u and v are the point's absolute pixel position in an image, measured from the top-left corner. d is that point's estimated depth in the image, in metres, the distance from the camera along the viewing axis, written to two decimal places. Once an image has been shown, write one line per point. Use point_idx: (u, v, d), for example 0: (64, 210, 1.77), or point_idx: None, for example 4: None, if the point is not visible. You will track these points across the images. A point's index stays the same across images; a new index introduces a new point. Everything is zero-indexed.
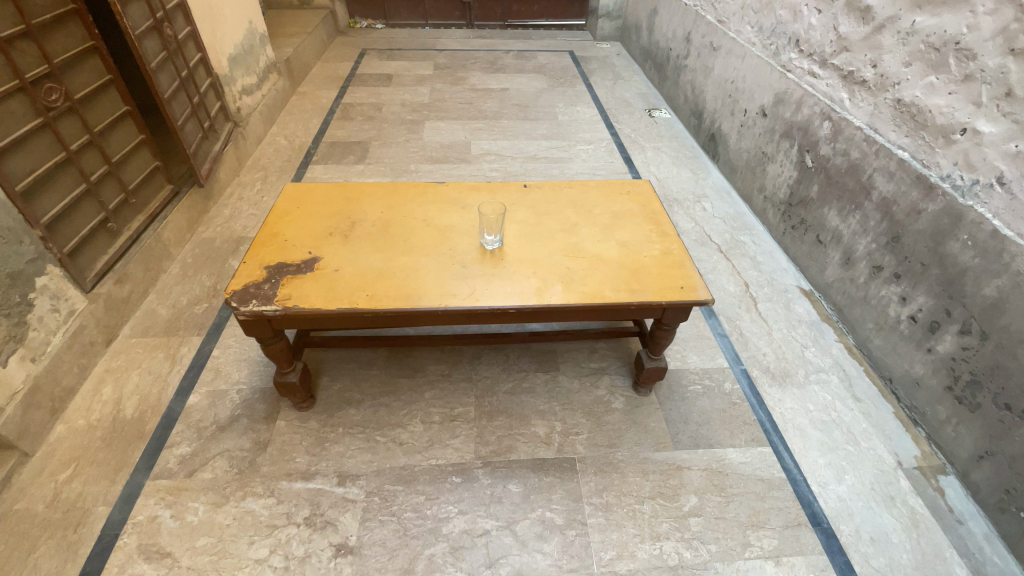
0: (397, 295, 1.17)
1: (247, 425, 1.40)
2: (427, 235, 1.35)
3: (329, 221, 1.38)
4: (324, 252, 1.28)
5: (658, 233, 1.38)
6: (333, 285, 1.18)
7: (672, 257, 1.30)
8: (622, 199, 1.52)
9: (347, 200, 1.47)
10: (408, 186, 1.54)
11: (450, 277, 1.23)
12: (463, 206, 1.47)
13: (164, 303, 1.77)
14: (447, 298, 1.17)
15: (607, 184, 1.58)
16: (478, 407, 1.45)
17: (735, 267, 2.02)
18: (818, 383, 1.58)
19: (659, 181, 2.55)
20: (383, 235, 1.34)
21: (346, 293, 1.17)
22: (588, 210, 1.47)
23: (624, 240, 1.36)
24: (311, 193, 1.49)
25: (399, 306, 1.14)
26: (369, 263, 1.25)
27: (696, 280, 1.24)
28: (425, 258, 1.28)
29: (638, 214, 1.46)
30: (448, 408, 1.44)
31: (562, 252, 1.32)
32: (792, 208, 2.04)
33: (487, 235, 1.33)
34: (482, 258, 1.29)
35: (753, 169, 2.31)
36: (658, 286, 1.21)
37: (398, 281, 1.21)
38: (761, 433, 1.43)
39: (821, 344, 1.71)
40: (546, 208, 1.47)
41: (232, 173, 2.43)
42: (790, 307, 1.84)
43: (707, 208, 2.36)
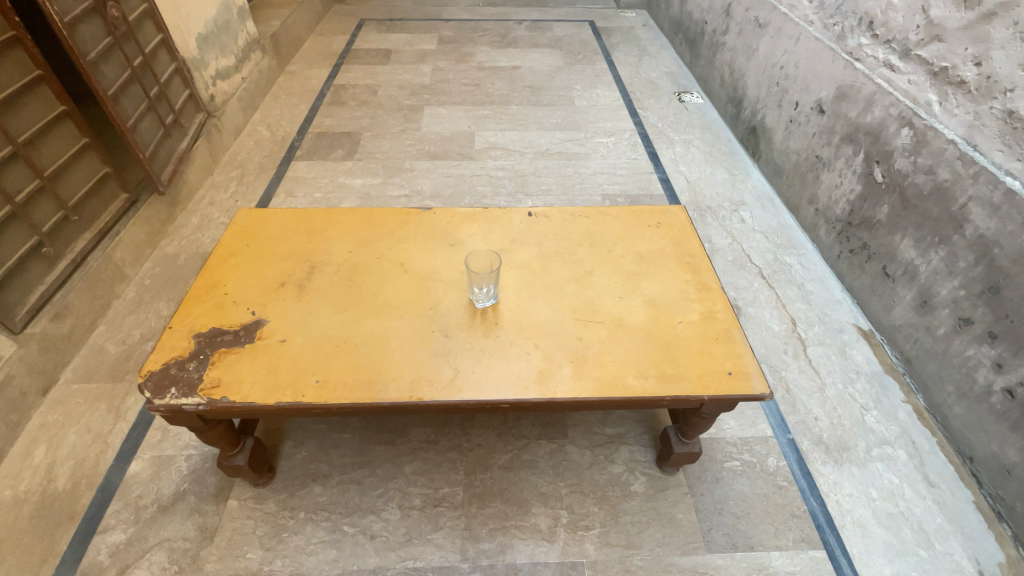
0: (357, 380, 0.90)
1: (193, 506, 1.19)
2: (404, 286, 1.08)
3: (285, 266, 1.12)
4: (272, 312, 1.01)
5: (697, 287, 1.09)
6: (274, 365, 0.92)
7: (717, 326, 1.01)
8: (651, 235, 1.21)
9: (311, 234, 1.19)
10: (386, 213, 1.26)
11: (427, 352, 0.95)
12: (452, 243, 1.18)
13: (114, 338, 1.54)
14: (422, 385, 0.90)
15: (632, 212, 1.28)
16: (467, 488, 1.21)
17: (780, 299, 1.72)
18: (883, 460, 1.30)
19: (690, 184, 2.21)
20: (349, 286, 1.07)
21: (290, 378, 0.91)
22: (607, 250, 1.18)
23: (654, 295, 1.06)
24: (268, 222, 1.22)
25: (359, 397, 0.88)
26: (326, 330, 0.98)
27: (747, 361, 0.95)
28: (399, 321, 1.00)
29: (670, 256, 1.16)
30: (432, 488, 1.21)
31: (573, 313, 1.03)
32: (852, 229, 1.71)
33: (477, 288, 1.04)
34: (470, 321, 1.01)
35: (804, 175, 1.97)
36: (698, 372, 0.93)
37: (360, 358, 0.94)
38: (813, 530, 1.17)
39: (884, 405, 1.42)
40: (555, 246, 1.18)
41: (204, 172, 2.17)
42: (846, 353, 1.55)
43: (746, 219, 2.04)
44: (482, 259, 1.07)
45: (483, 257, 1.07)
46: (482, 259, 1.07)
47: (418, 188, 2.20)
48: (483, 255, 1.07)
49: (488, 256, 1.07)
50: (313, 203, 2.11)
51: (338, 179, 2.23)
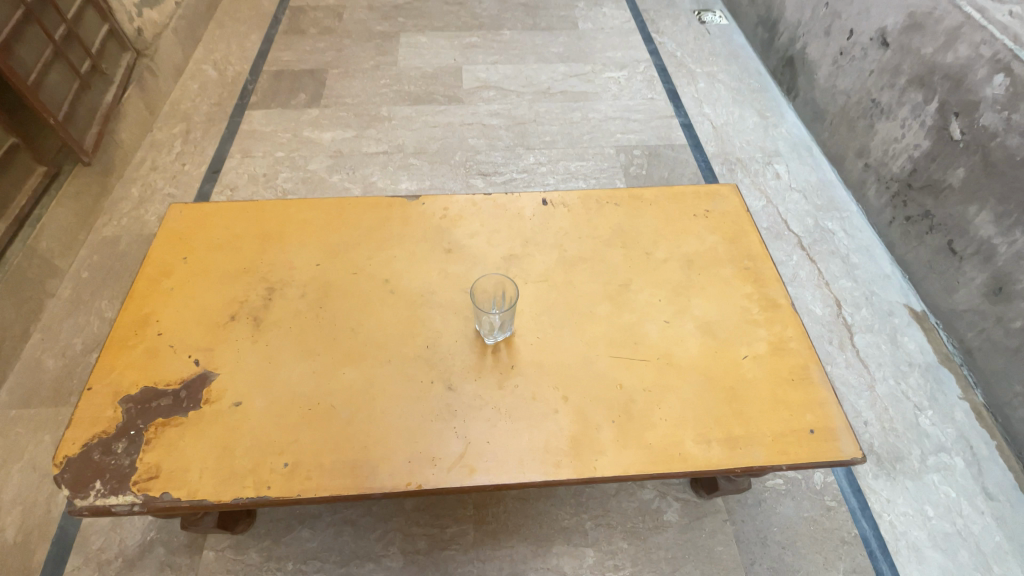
0: (338, 461, 0.70)
1: (164, 559, 1.03)
2: (390, 313, 0.84)
3: (235, 290, 0.87)
4: (223, 361, 0.79)
5: (761, 305, 0.86)
6: (228, 443, 0.71)
7: (789, 362, 0.80)
8: (698, 229, 0.97)
9: (267, 241, 0.93)
10: (361, 205, 0.98)
11: (425, 413, 0.74)
12: (449, 248, 0.93)
13: (52, 350, 1.31)
14: (422, 465, 0.70)
15: (673, 196, 1.01)
16: (478, 525, 1.06)
17: (822, 275, 1.51)
18: (939, 470, 1.16)
19: (715, 131, 1.91)
20: (320, 319, 0.83)
21: (250, 461, 0.70)
22: (645, 251, 0.93)
23: (709, 318, 0.84)
24: (211, 227, 0.96)
25: (341, 487, 0.68)
26: (294, 385, 0.76)
27: (831, 413, 0.75)
28: (387, 367, 0.78)
29: (725, 260, 0.92)
30: (438, 527, 1.06)
31: (608, 347, 0.81)
32: (912, 193, 1.47)
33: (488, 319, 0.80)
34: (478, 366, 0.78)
35: (854, 122, 1.68)
36: (771, 431, 0.73)
37: (339, 425, 0.72)
38: (865, 559, 1.04)
39: (940, 403, 1.26)
40: (580, 248, 0.93)
41: (139, 129, 1.81)
42: (897, 341, 1.37)
43: (782, 175, 1.77)
44: (489, 284, 0.82)
45: (488, 282, 0.82)
46: (487, 284, 0.82)
47: (398, 142, 1.86)
48: (489, 279, 0.82)
49: (494, 280, 0.82)
50: (276, 165, 1.78)
51: (303, 132, 1.88)
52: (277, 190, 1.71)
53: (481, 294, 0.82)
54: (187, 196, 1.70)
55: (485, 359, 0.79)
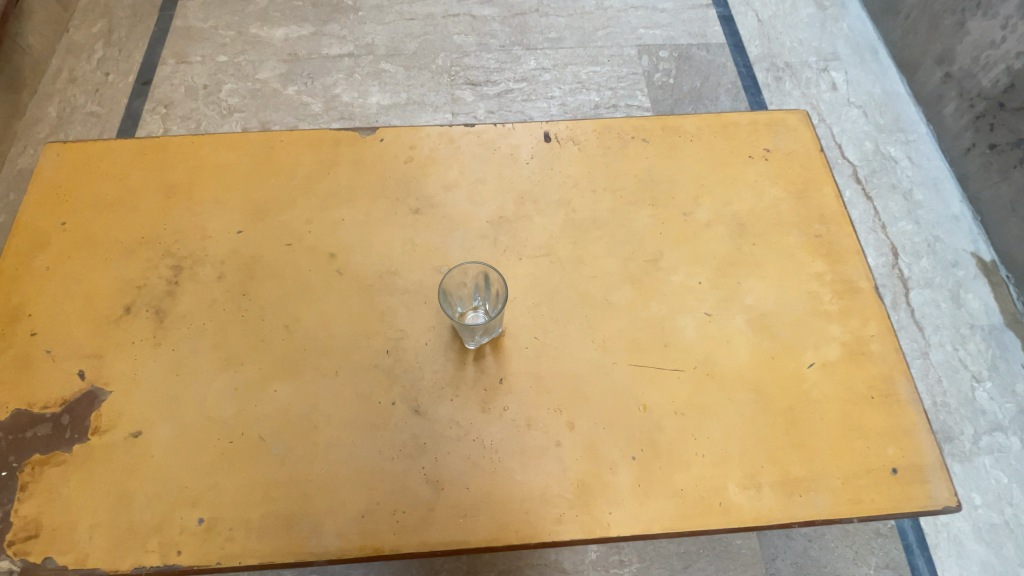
0: (267, 516, 0.52)
1: None
2: (337, 302, 0.62)
3: (132, 270, 0.66)
4: (116, 373, 0.59)
5: (835, 289, 0.65)
6: (125, 490, 0.54)
7: (868, 372, 0.60)
8: (754, 177, 0.71)
9: (172, 200, 0.70)
10: (298, 145, 0.73)
11: (382, 448, 0.55)
12: (417, 207, 0.68)
13: None
14: (380, 521, 0.52)
15: (721, 129, 0.75)
16: None
17: (878, 216, 1.27)
18: (992, 453, 1.02)
19: (761, 26, 1.53)
20: (243, 312, 0.62)
21: (153, 516, 0.53)
22: (683, 211, 0.68)
23: (766, 309, 0.63)
24: (99, 184, 0.73)
25: (272, 553, 0.51)
26: (209, 408, 0.57)
27: (918, 443, 0.57)
28: (333, 383, 0.58)
29: (789, 224, 0.68)
30: None
31: (629, 352, 0.60)
32: (1005, 114, 1.18)
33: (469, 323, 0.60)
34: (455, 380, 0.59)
35: (939, 16, 1.32)
36: (840, 472, 0.55)
37: (270, 464, 0.54)
38: (899, 553, 0.93)
39: (1002, 373, 1.09)
40: (595, 206, 0.68)
41: (49, 28, 1.46)
42: (959, 298, 1.17)
43: (839, 86, 1.44)
44: (469, 274, 0.59)
45: (467, 271, 0.59)
46: (466, 273, 0.59)
47: (367, 41, 1.50)
48: (467, 268, 0.58)
49: (475, 269, 0.59)
50: (217, 73, 1.45)
51: (249, 29, 1.51)
52: (221, 107, 1.40)
53: (458, 287, 0.60)
54: (114, 115, 1.40)
55: (462, 372, 0.58)
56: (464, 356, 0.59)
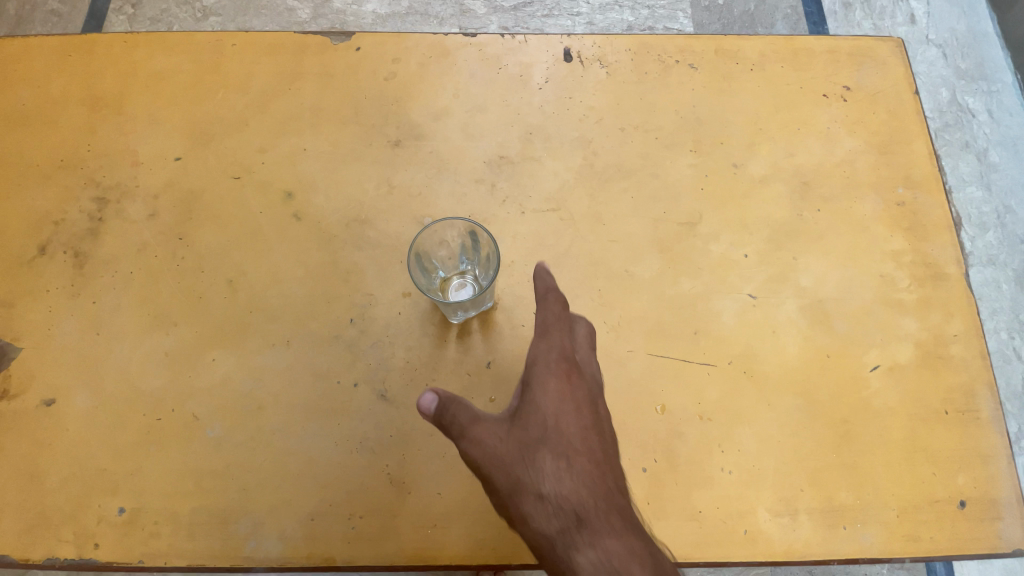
0: (199, 512, 0.44)
1: None
2: (293, 256, 0.50)
3: (48, 200, 0.54)
4: (27, 328, 0.49)
5: (914, 274, 0.51)
6: (35, 467, 0.46)
7: (944, 382, 0.48)
8: (828, 122, 0.56)
9: (99, 116, 0.57)
10: (253, 50, 0.58)
11: (338, 439, 0.45)
12: (397, 139, 0.54)
13: None
14: (333, 527, 0.44)
15: (791, 57, 0.58)
16: None
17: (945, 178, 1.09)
18: None
19: None
20: (177, 261, 0.51)
21: (67, 502, 0.45)
22: (732, 161, 0.54)
23: (825, 294, 0.50)
24: (11, 90, 0.59)
25: (204, 556, 0.43)
26: (135, 377, 0.47)
27: (994, 473, 0.47)
28: (283, 355, 0.48)
29: (866, 187, 0.54)
30: None
31: (649, 339, 0.48)
32: None
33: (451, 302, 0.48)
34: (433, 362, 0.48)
35: None
36: (896, 502, 0.45)
37: (203, 450, 0.45)
38: None
39: None
40: (621, 150, 0.54)
41: None
42: None
43: (918, 19, 1.21)
44: (451, 235, 0.47)
45: (446, 231, 0.47)
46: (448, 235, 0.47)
47: None
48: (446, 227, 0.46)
49: (456, 228, 0.46)
50: None
51: None
52: (194, 9, 1.18)
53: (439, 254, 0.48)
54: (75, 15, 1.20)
55: (442, 353, 0.48)
56: (444, 332, 0.48)
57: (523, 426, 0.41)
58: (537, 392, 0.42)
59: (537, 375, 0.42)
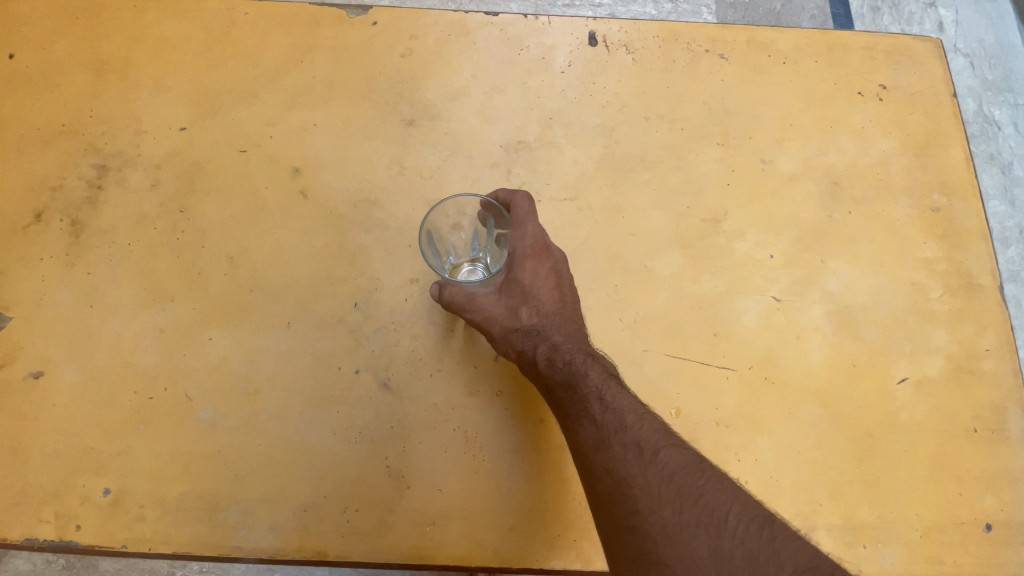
0: (187, 498, 0.42)
1: None
2: (297, 236, 0.48)
3: (48, 167, 0.52)
4: (19, 296, 0.47)
5: (947, 284, 0.49)
6: (20, 442, 0.44)
7: (975, 399, 0.46)
8: (863, 122, 0.53)
9: (102, 80, 0.55)
10: (265, 20, 0.55)
11: (336, 428, 0.43)
12: (411, 118, 0.52)
13: None
14: (326, 520, 0.42)
15: (825, 52, 0.56)
16: None
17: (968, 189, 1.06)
18: None
19: None
20: (177, 234, 0.48)
21: (51, 480, 0.43)
22: (761, 157, 0.51)
23: (854, 300, 0.48)
24: (14, 51, 0.57)
25: (189, 543, 0.41)
26: (128, 352, 0.45)
27: None
28: (281, 337, 0.45)
29: (901, 191, 0.51)
30: None
31: (665, 338, 0.46)
32: None
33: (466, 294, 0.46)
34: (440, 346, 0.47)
35: None
36: (920, 522, 0.43)
37: (194, 432, 0.43)
38: None
39: None
40: (644, 140, 0.52)
41: None
42: None
43: (946, 27, 1.19)
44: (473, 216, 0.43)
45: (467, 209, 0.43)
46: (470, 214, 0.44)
47: None
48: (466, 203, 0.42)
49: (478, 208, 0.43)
50: None
51: None
52: None
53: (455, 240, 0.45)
54: None
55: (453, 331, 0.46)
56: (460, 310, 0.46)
57: (505, 290, 0.44)
58: (516, 267, 0.44)
59: (516, 255, 0.44)
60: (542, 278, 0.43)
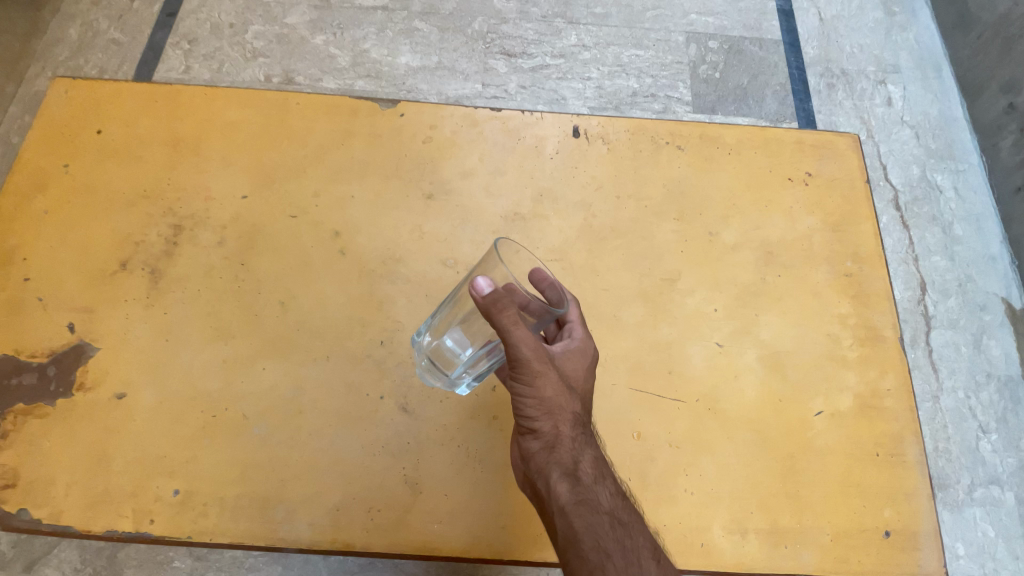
0: (242, 497, 0.52)
1: None
2: (335, 286, 0.60)
3: (131, 224, 0.63)
4: (106, 330, 0.58)
5: (857, 335, 0.61)
6: (104, 451, 0.54)
7: (878, 429, 0.57)
8: (792, 202, 0.67)
9: (178, 154, 0.67)
10: (314, 109, 0.69)
11: (364, 443, 0.54)
12: (430, 192, 0.65)
13: None
14: (354, 517, 0.52)
15: (763, 146, 0.69)
16: None
17: (913, 246, 1.19)
18: (983, 505, 1.02)
19: (823, 23, 1.43)
20: (238, 282, 0.60)
21: (129, 482, 0.53)
22: (709, 230, 0.64)
23: (781, 347, 0.60)
24: (102, 127, 0.69)
25: (244, 533, 0.51)
26: (195, 378, 0.56)
27: (917, 510, 0.55)
28: (321, 368, 0.57)
29: (822, 258, 0.64)
30: None
31: (630, 375, 0.57)
32: None
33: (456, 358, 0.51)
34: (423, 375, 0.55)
35: (1012, 42, 1.31)
36: (831, 528, 0.53)
37: (249, 445, 0.54)
38: None
39: (1010, 427, 1.07)
40: (617, 214, 0.64)
41: None
42: (981, 345, 1.13)
43: (894, 102, 1.35)
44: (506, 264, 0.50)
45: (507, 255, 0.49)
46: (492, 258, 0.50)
47: None
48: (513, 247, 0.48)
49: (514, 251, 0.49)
50: (245, 12, 1.33)
51: None
52: (245, 50, 1.28)
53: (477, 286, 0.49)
54: (136, 45, 1.30)
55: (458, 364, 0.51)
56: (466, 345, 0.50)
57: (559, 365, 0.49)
58: (573, 353, 0.51)
59: (573, 346, 0.51)
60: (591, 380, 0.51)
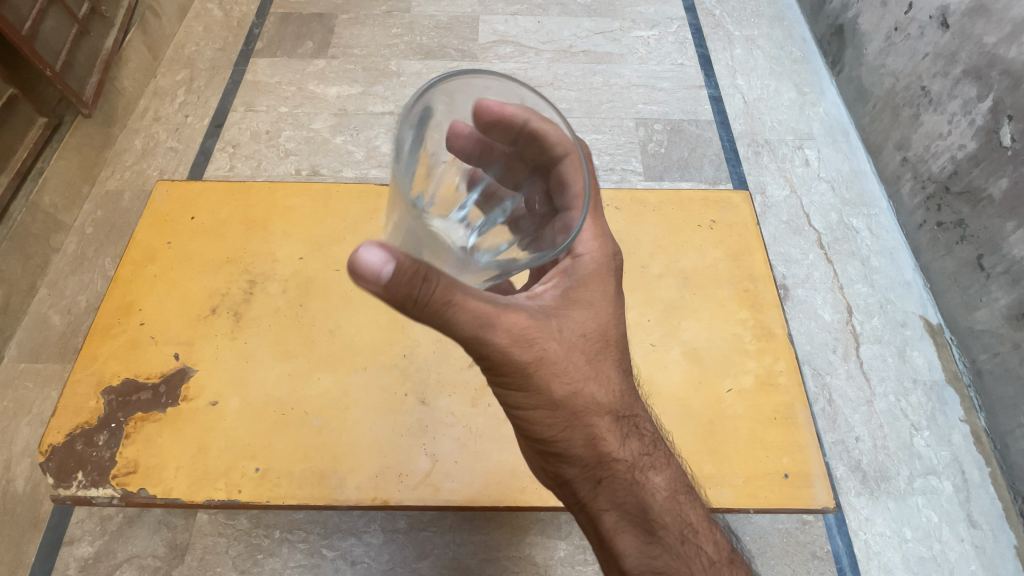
0: (306, 470, 0.72)
1: (160, 518, 1.09)
2: (369, 318, 0.82)
3: (218, 281, 0.86)
4: (201, 357, 0.79)
5: (754, 332, 0.82)
6: (203, 443, 0.73)
7: (774, 399, 0.77)
8: (701, 240, 0.90)
9: (250, 231, 0.91)
10: (348, 196, 0.94)
11: (394, 427, 0.75)
12: None
13: (58, 307, 1.34)
14: (389, 481, 0.72)
15: (677, 202, 0.94)
16: (451, 547, 1.07)
17: (838, 277, 1.43)
18: (924, 493, 1.16)
19: (746, 104, 1.74)
20: (298, 317, 0.82)
21: (223, 464, 0.72)
22: (641, 264, 0.88)
23: (698, 343, 0.81)
24: (194, 214, 0.92)
25: (307, 496, 0.70)
26: (270, 388, 0.77)
27: (808, 457, 0.73)
28: (361, 375, 0.78)
29: (726, 280, 0.87)
30: (420, 540, 1.08)
31: None
32: (949, 197, 1.37)
33: None
34: None
35: (898, 109, 1.54)
36: (742, 473, 0.72)
37: (310, 432, 0.74)
38: (830, 558, 1.09)
39: (939, 424, 1.24)
40: None
41: (142, 75, 1.69)
42: (905, 355, 1.32)
43: (811, 162, 1.63)
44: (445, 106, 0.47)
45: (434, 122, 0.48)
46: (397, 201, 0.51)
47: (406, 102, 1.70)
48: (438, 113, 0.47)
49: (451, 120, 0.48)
50: (279, 121, 1.65)
51: (307, 86, 1.72)
52: (280, 150, 1.59)
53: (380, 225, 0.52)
54: (190, 151, 1.60)
55: None
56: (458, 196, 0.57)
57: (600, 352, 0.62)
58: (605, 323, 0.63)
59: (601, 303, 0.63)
60: (619, 366, 0.64)
